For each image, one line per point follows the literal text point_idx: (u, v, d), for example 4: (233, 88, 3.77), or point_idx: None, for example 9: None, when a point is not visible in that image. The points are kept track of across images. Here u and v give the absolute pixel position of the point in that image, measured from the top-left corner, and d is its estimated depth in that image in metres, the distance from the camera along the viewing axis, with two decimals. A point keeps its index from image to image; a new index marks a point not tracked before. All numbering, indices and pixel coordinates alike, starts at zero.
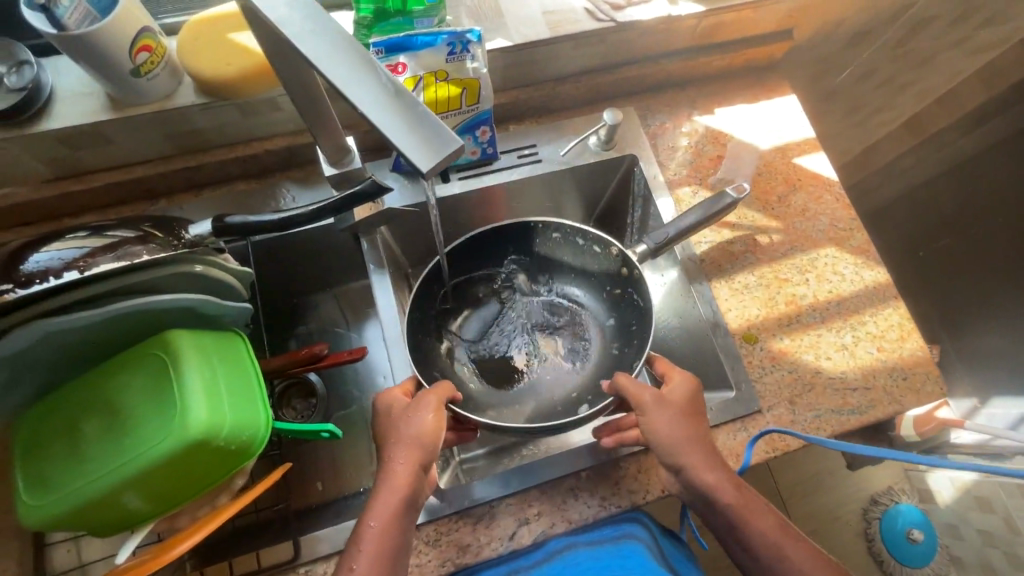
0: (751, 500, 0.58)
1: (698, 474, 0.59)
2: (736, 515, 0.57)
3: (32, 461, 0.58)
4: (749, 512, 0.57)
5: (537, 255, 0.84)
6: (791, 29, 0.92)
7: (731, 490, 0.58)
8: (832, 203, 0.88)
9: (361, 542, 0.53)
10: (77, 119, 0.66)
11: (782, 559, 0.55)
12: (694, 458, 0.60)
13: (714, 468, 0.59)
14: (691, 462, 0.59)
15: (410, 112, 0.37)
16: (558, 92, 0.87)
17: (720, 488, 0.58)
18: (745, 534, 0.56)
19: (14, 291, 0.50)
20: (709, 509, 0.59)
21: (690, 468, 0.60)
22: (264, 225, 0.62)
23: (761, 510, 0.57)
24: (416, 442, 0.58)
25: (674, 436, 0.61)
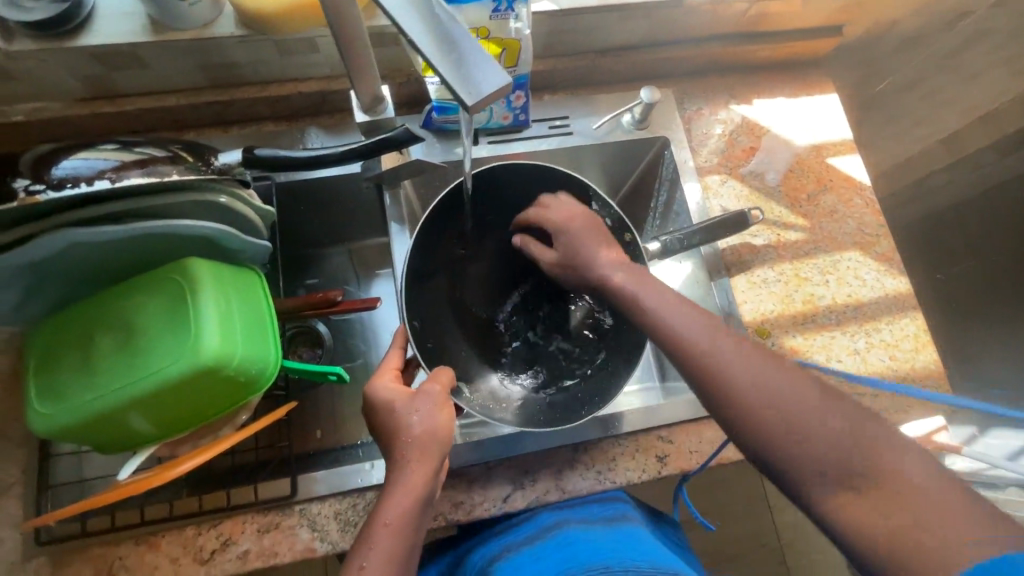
0: (777, 371, 0.52)
1: (714, 360, 0.53)
2: (715, 360, 0.54)
3: (46, 371, 0.60)
4: (774, 387, 0.51)
5: (536, 214, 0.78)
6: (841, 26, 0.90)
7: (753, 367, 0.52)
8: (861, 207, 0.86)
9: (374, 540, 0.51)
10: (115, 38, 0.65)
11: (760, 387, 0.51)
12: (708, 341, 0.55)
13: (733, 349, 0.54)
14: (705, 344, 0.54)
15: (463, 49, 0.38)
16: (598, 65, 0.86)
17: (738, 368, 0.52)
18: (769, 412, 0.50)
19: (45, 192, 0.50)
20: (723, 399, 0.52)
21: (704, 355, 0.54)
22: (295, 161, 0.61)
23: (733, 340, 0.55)
24: (428, 441, 0.55)
25: (684, 324, 0.57)
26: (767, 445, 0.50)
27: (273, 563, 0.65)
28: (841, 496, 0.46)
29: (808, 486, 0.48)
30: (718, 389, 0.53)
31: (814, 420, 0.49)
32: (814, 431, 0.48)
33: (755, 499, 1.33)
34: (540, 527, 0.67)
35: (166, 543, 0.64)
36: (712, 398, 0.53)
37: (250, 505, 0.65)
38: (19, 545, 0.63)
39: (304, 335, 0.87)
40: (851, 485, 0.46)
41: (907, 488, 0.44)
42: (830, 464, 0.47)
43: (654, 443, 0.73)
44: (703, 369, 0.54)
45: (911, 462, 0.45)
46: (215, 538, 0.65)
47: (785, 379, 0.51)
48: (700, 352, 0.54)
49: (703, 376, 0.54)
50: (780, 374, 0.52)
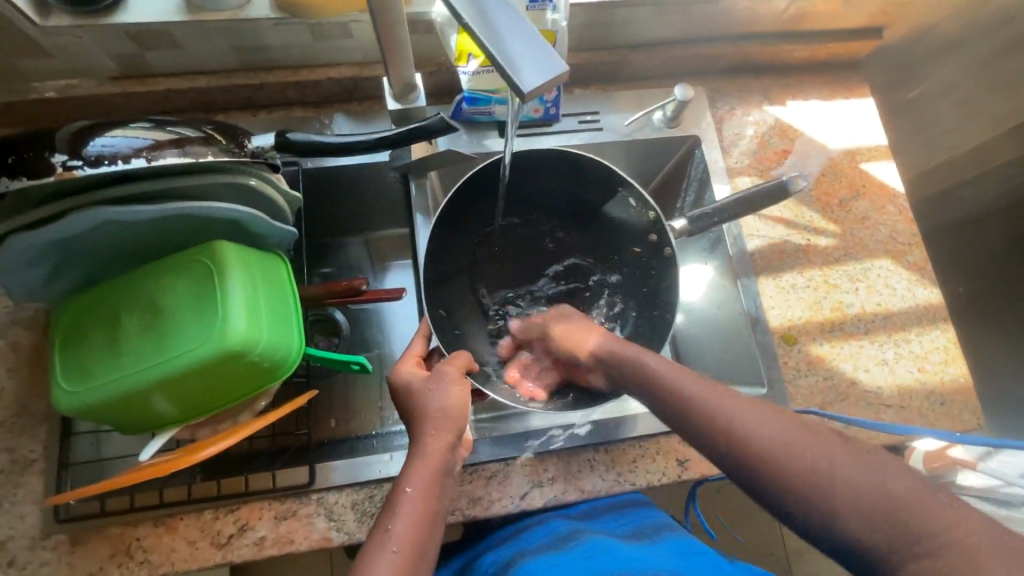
0: (804, 430, 0.47)
1: (736, 425, 0.48)
2: (716, 426, 0.49)
3: (72, 348, 0.60)
4: (807, 451, 0.45)
5: (573, 201, 0.77)
6: (881, 28, 0.88)
7: (779, 430, 0.47)
8: (894, 215, 0.84)
9: (400, 503, 0.49)
10: (149, 16, 0.65)
11: (773, 457, 0.46)
12: (725, 403, 0.50)
13: (754, 411, 0.49)
14: (723, 407, 0.50)
15: (523, 37, 0.39)
16: (631, 60, 0.84)
17: (764, 432, 0.47)
18: (809, 479, 0.44)
19: (82, 168, 0.49)
20: (752, 471, 0.46)
21: (724, 419, 0.49)
22: (327, 147, 0.61)
23: (734, 398, 0.50)
24: (442, 417, 0.55)
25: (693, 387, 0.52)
26: (812, 520, 0.43)
27: (289, 551, 0.64)
28: (910, 573, 0.39)
29: (870, 560, 0.41)
30: (745, 458, 0.47)
31: (863, 483, 0.42)
32: (845, 494, 0.42)
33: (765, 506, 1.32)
34: (556, 535, 0.62)
35: (184, 526, 0.64)
36: (740, 469, 0.47)
37: (267, 491, 0.65)
38: (39, 520, 0.63)
39: (322, 323, 0.87)
40: (919, 558, 0.39)
41: (981, 553, 0.38)
42: (892, 535, 0.40)
43: (675, 447, 0.72)
44: (725, 435, 0.48)
45: (979, 523, 0.39)
46: (233, 523, 0.64)
47: (815, 439, 0.46)
48: (718, 416, 0.49)
49: (726, 444, 0.48)
50: (809, 434, 0.46)
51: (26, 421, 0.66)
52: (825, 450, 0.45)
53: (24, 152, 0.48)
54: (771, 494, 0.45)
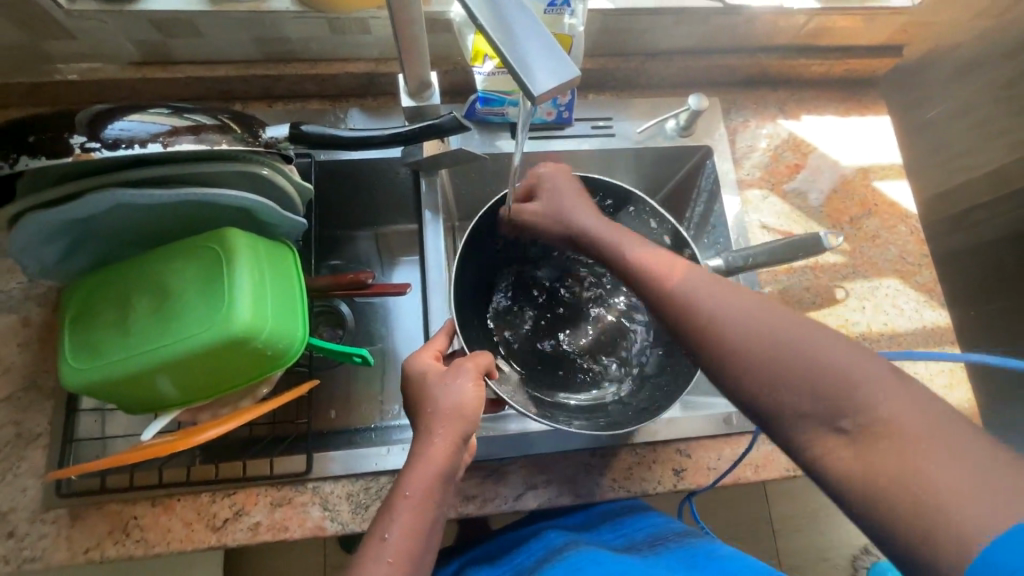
0: (767, 311, 0.49)
1: (701, 302, 0.52)
2: (701, 300, 0.52)
3: (82, 326, 0.61)
4: (761, 323, 0.48)
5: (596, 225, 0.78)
6: (900, 47, 0.88)
7: (741, 307, 0.50)
8: (905, 235, 0.83)
9: (395, 512, 0.50)
10: (173, 5, 0.66)
11: (750, 332, 0.48)
12: (697, 287, 0.53)
13: (722, 291, 0.52)
14: (693, 288, 0.53)
15: (536, 39, 0.39)
16: (647, 68, 0.84)
17: (725, 307, 0.50)
18: (756, 348, 0.47)
19: (100, 150, 0.49)
20: (706, 342, 0.50)
21: (692, 297, 0.53)
22: (340, 140, 0.61)
23: (731, 287, 0.52)
24: (455, 416, 0.54)
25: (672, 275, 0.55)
26: (751, 386, 0.47)
27: (282, 538, 0.65)
28: (827, 438, 0.42)
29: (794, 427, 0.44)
30: (703, 329, 0.50)
31: (804, 354, 0.45)
32: (802, 373, 0.44)
33: (760, 522, 1.31)
34: (551, 548, 0.61)
35: (181, 507, 0.65)
36: (696, 340, 0.51)
37: (265, 478, 0.66)
38: (40, 493, 0.64)
39: (327, 315, 0.88)
40: (839, 425, 0.42)
41: (906, 430, 0.39)
42: (818, 402, 0.43)
43: (672, 457, 0.71)
44: (695, 310, 0.51)
45: (917, 404, 0.40)
46: (229, 507, 0.65)
47: (775, 316, 0.48)
48: (688, 296, 0.53)
49: (687, 318, 0.52)
50: (772, 313, 0.49)
51: (33, 395, 0.67)
52: (779, 325, 0.47)
53: (44, 132, 0.49)
54: (719, 363, 0.49)
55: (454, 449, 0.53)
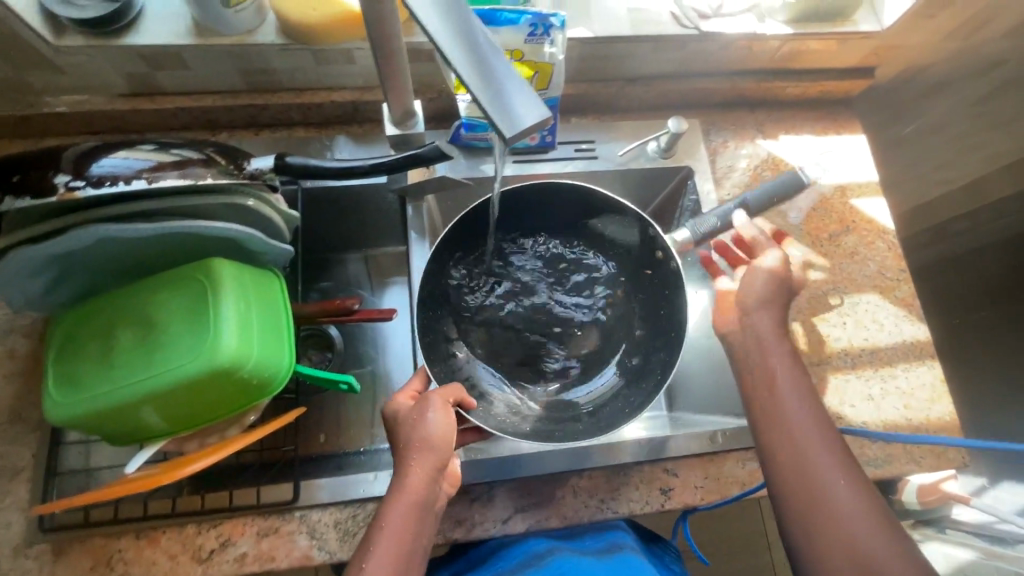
0: (846, 482, 0.57)
1: (813, 463, 0.58)
2: (806, 456, 0.58)
3: (66, 359, 0.61)
4: (851, 512, 0.55)
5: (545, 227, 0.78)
6: (872, 68, 0.91)
7: (828, 472, 0.57)
8: (883, 251, 0.85)
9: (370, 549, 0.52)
10: (159, 39, 0.67)
11: (824, 494, 0.56)
12: (813, 447, 0.58)
13: (833, 462, 0.58)
14: (808, 447, 0.58)
15: (508, 80, 0.38)
16: (627, 92, 0.86)
17: (823, 469, 0.57)
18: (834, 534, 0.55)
19: (84, 189, 0.50)
20: (796, 500, 0.57)
21: (809, 455, 0.58)
22: (323, 171, 0.62)
23: (830, 440, 0.59)
24: (426, 447, 0.55)
25: (806, 420, 0.60)
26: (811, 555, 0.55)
27: (269, 568, 0.64)
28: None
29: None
30: (800, 489, 0.57)
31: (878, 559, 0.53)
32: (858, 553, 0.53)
33: (755, 536, 1.31)
34: (531, 554, 0.65)
35: (166, 539, 0.64)
36: (788, 488, 0.58)
37: (251, 507, 0.65)
38: (24, 528, 0.63)
39: (315, 337, 0.88)
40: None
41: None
42: None
43: (659, 476, 0.72)
44: (793, 462, 0.58)
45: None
46: (215, 538, 0.65)
47: (865, 512, 0.55)
48: (805, 453, 0.58)
49: (793, 469, 0.58)
50: (861, 505, 0.55)
51: (17, 428, 0.67)
52: (866, 528, 0.54)
53: (29, 171, 0.50)
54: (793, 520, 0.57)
55: (436, 468, 0.55)
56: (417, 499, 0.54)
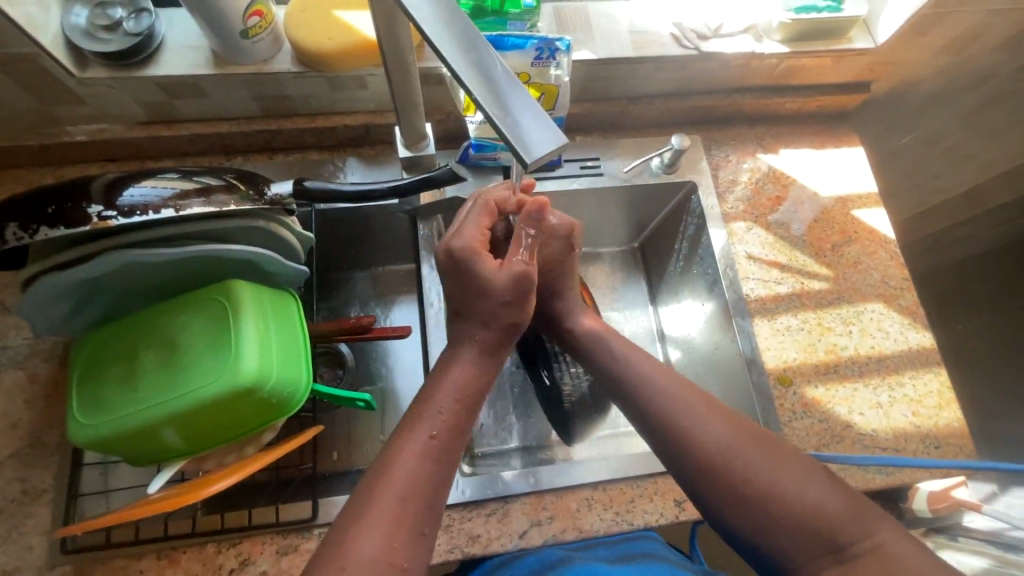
0: (743, 437, 0.55)
1: (696, 431, 0.56)
2: (691, 427, 0.57)
3: (89, 383, 0.62)
4: (755, 466, 0.53)
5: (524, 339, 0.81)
6: (868, 83, 0.93)
7: (721, 430, 0.56)
8: (885, 260, 0.87)
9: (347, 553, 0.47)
10: (179, 69, 0.70)
11: (718, 461, 0.54)
12: (689, 415, 0.57)
13: (721, 424, 0.56)
14: (684, 420, 0.57)
15: (525, 108, 0.40)
16: (630, 110, 0.89)
17: (713, 431, 0.56)
18: (757, 492, 0.52)
19: (116, 218, 0.52)
20: (720, 494, 0.54)
21: (685, 426, 0.57)
22: (341, 193, 0.64)
23: (694, 401, 0.59)
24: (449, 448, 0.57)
25: (682, 401, 0.59)
26: (748, 521, 0.52)
27: None
28: (826, 569, 0.49)
29: (794, 560, 0.51)
30: (701, 461, 0.55)
31: (802, 496, 0.51)
32: (786, 500, 0.51)
33: None
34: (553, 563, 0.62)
35: (186, 559, 0.65)
36: (691, 472, 0.56)
37: (269, 526, 0.66)
38: (45, 550, 0.64)
39: (328, 355, 0.88)
40: (835, 555, 0.49)
41: (890, 555, 0.48)
42: (813, 534, 0.50)
43: (672, 487, 0.72)
44: (689, 438, 0.56)
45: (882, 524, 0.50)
46: (234, 557, 0.65)
47: (763, 453, 0.54)
48: (684, 425, 0.57)
49: (685, 451, 0.56)
50: (757, 449, 0.54)
51: (40, 451, 0.68)
52: (762, 460, 0.53)
53: (62, 203, 0.51)
54: (715, 500, 0.54)
55: None
56: None
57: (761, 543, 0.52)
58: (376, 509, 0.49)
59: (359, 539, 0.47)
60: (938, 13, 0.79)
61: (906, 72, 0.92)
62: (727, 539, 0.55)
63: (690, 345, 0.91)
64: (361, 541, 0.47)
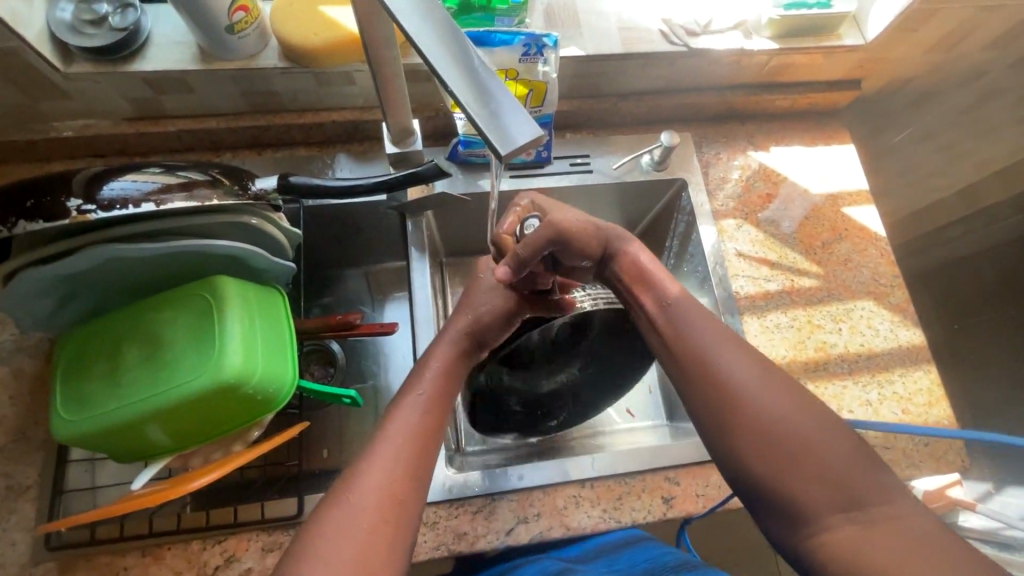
0: (773, 380, 0.52)
1: (724, 364, 0.54)
2: (717, 361, 0.54)
3: (73, 378, 0.62)
4: (780, 406, 0.50)
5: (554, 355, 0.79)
6: (859, 80, 0.93)
7: (748, 368, 0.53)
8: (876, 258, 0.87)
9: (330, 537, 0.47)
10: (165, 64, 0.70)
11: (740, 394, 0.52)
12: (722, 350, 0.55)
13: (749, 362, 0.54)
14: (716, 353, 0.55)
15: (503, 101, 0.39)
16: (620, 107, 0.89)
17: (740, 367, 0.53)
18: (775, 432, 0.49)
19: (95, 212, 0.52)
20: (737, 428, 0.51)
21: (712, 360, 0.55)
22: (326, 189, 0.64)
23: (727, 338, 0.56)
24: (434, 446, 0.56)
25: (711, 339, 0.56)
26: (764, 462, 0.49)
27: None
28: (837, 527, 0.45)
29: (803, 510, 0.47)
30: (727, 394, 0.52)
31: (824, 443, 0.48)
32: (805, 444, 0.48)
33: None
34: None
35: (171, 556, 0.64)
36: (712, 405, 0.53)
37: (255, 522, 0.66)
38: (29, 547, 0.63)
39: (318, 352, 0.87)
40: (852, 514, 0.45)
41: (912, 530, 0.44)
42: (830, 488, 0.46)
43: (660, 484, 0.72)
44: (713, 370, 0.54)
45: (907, 499, 0.46)
46: (220, 554, 0.65)
47: (793, 396, 0.51)
48: (715, 357, 0.55)
49: (713, 382, 0.53)
50: (792, 395, 0.51)
51: (24, 447, 0.68)
52: (788, 403, 0.50)
53: (42, 196, 0.51)
54: (730, 428, 0.51)
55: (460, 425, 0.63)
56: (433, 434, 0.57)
57: (771, 487, 0.48)
58: (350, 498, 0.49)
59: (332, 525, 0.48)
60: (927, 10, 0.79)
61: (897, 69, 0.91)
62: (732, 482, 0.52)
63: None
64: (344, 502, 0.49)
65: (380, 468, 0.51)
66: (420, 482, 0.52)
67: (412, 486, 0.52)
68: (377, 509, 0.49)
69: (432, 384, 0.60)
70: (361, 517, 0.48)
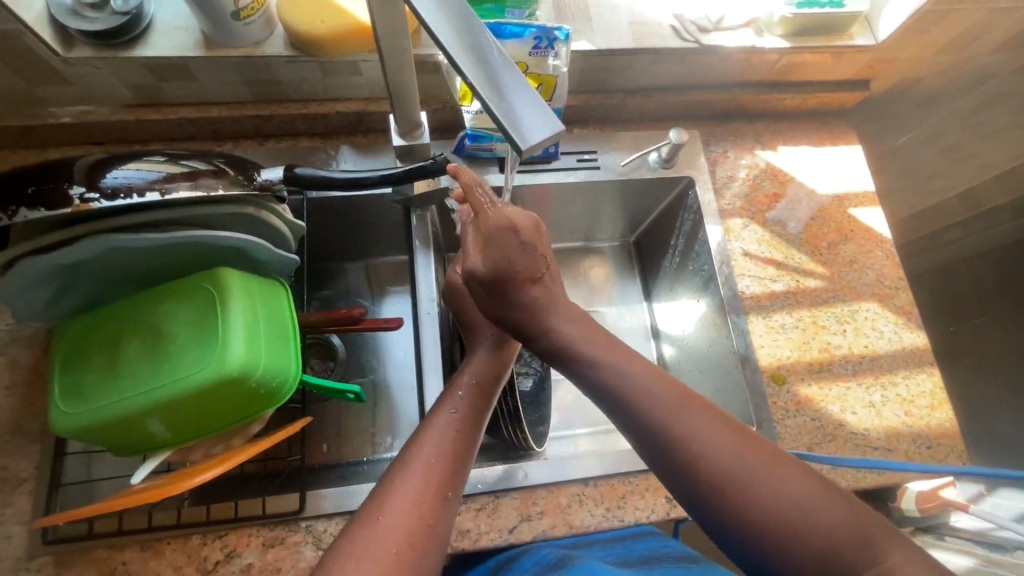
0: (747, 453, 0.49)
1: (701, 448, 0.50)
2: (694, 443, 0.50)
3: (71, 370, 0.60)
4: (766, 490, 0.48)
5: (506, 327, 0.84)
6: (867, 80, 0.93)
7: (726, 447, 0.50)
8: (881, 259, 0.86)
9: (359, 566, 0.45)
10: (167, 50, 0.68)
11: (722, 484, 0.48)
12: (698, 430, 0.51)
13: (721, 438, 0.50)
14: (685, 431, 0.51)
15: (523, 96, 0.39)
16: (628, 103, 0.88)
17: (717, 447, 0.50)
18: (769, 517, 0.47)
19: (98, 200, 0.51)
20: (727, 517, 0.48)
21: (689, 444, 0.50)
22: (332, 180, 0.63)
23: (697, 407, 0.52)
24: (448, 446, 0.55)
25: (682, 416, 0.52)
26: (758, 547, 0.47)
27: None
28: None
29: None
30: (711, 484, 0.49)
31: (819, 517, 0.46)
32: (800, 523, 0.46)
33: None
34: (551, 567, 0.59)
35: (170, 551, 0.64)
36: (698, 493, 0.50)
37: (256, 518, 0.65)
38: (25, 540, 0.62)
39: (318, 346, 0.86)
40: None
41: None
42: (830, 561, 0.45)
43: (664, 484, 0.72)
44: (691, 458, 0.50)
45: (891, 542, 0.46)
46: (220, 549, 0.64)
47: (774, 469, 0.49)
48: (682, 431, 0.51)
49: (684, 459, 0.50)
50: (766, 459, 0.49)
51: (19, 439, 0.66)
52: (769, 481, 0.48)
53: (43, 183, 0.50)
54: (724, 517, 0.48)
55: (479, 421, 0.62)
56: (442, 437, 0.56)
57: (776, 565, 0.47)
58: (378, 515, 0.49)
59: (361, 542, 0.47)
60: (939, 11, 0.78)
61: (907, 69, 0.91)
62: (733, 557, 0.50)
63: (684, 341, 0.90)
64: (377, 522, 0.48)
65: (412, 488, 0.51)
66: (439, 489, 0.51)
67: (436, 493, 0.51)
68: (408, 530, 0.48)
69: (465, 402, 0.60)
70: (388, 538, 0.47)
